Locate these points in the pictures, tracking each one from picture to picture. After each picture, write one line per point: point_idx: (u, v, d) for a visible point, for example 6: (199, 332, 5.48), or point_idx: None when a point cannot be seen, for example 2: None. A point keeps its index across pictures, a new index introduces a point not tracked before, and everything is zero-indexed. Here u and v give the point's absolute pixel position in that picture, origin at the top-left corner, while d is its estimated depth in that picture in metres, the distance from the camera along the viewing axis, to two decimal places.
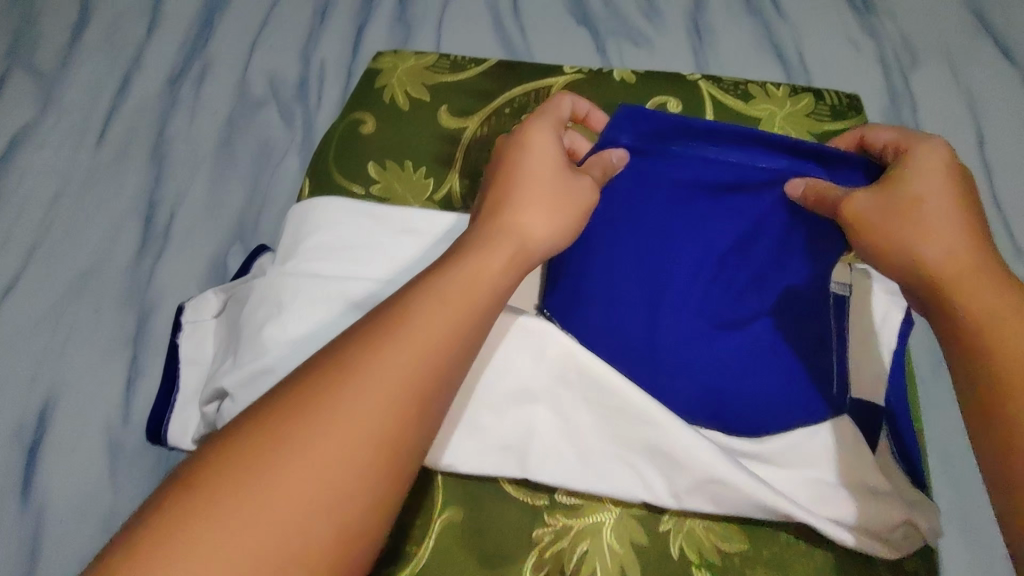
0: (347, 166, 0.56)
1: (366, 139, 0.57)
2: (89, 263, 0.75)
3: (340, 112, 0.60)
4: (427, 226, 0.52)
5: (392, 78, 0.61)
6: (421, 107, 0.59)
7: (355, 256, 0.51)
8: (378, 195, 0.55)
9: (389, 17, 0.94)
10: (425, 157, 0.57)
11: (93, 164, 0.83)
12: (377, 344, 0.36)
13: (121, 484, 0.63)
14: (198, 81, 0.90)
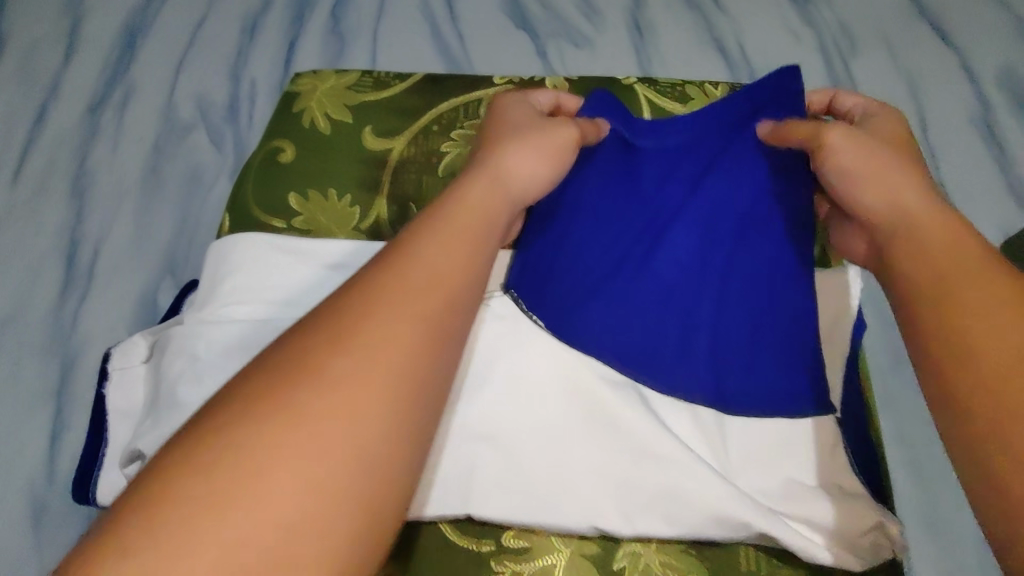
0: (266, 198, 0.53)
1: (286, 167, 0.54)
2: (7, 312, 0.70)
3: (258, 141, 0.57)
4: (356, 256, 0.49)
5: (312, 100, 0.57)
6: (343, 130, 0.56)
7: (281, 291, 0.48)
8: (300, 228, 0.52)
9: (321, 30, 0.91)
10: (350, 183, 0.53)
11: (9, 201, 0.78)
12: (387, 286, 0.34)
13: (50, 548, 0.59)
14: (121, 107, 0.85)
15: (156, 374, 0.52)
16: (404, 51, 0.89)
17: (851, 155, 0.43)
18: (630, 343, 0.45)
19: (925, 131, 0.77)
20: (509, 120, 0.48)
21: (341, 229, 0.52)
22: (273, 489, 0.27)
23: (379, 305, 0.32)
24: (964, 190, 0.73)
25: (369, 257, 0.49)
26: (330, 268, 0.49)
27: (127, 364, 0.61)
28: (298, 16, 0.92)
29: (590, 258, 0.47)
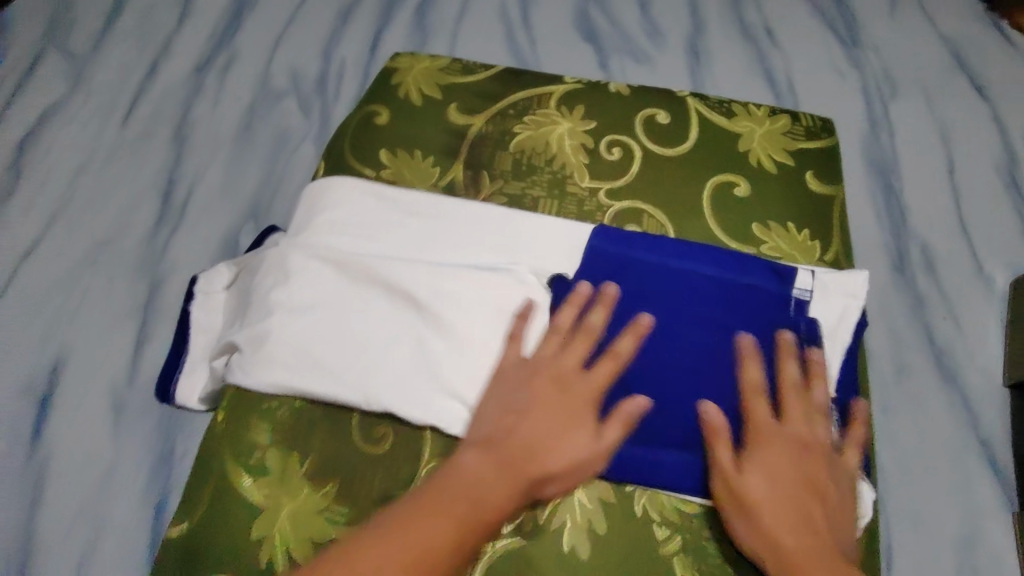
0: (361, 151, 0.62)
1: (379, 128, 0.63)
2: (108, 233, 0.79)
3: (358, 105, 0.66)
4: (431, 205, 0.57)
5: (408, 76, 0.67)
6: (432, 104, 0.65)
7: (362, 232, 0.56)
8: (388, 178, 0.60)
9: (408, 23, 1.00)
10: (433, 148, 0.62)
11: (118, 141, 0.88)
12: (446, 482, 0.45)
13: (124, 440, 0.65)
14: (224, 71, 0.95)
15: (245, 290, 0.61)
16: (481, 49, 0.98)
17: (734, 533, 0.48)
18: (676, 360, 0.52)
19: (952, 173, 0.83)
20: (559, 417, 0.48)
21: (422, 185, 0.60)
22: None
23: (427, 523, 0.42)
24: (982, 230, 0.78)
25: (442, 207, 0.57)
26: (407, 214, 0.57)
27: (214, 288, 0.69)
28: (387, 7, 1.02)
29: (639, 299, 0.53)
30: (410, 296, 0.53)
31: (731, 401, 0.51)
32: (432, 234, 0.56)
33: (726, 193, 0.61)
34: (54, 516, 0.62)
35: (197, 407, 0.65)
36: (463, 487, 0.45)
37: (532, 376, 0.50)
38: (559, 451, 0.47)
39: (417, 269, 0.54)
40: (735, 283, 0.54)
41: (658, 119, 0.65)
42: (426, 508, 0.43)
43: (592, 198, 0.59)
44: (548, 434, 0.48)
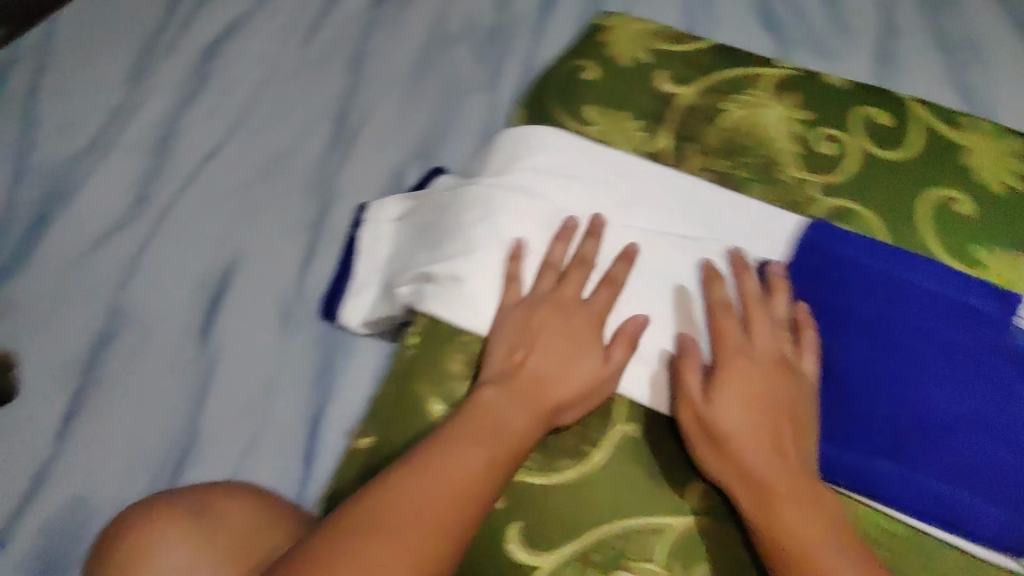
0: (566, 105, 0.62)
1: (587, 84, 0.62)
2: (283, 150, 0.82)
3: (563, 58, 0.66)
4: (635, 165, 0.56)
5: (617, 35, 0.65)
6: (641, 67, 0.63)
7: (568, 183, 0.56)
8: (594, 136, 0.60)
9: None
10: (639, 112, 0.61)
11: (299, 60, 0.91)
12: (473, 412, 0.48)
13: (289, 347, 0.69)
14: (403, 4, 0.96)
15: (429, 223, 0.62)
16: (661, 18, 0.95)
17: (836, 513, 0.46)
18: (881, 366, 0.50)
19: None
20: (574, 346, 0.50)
21: (624, 146, 0.59)
22: (393, 519, 0.40)
23: (455, 446, 0.45)
24: None
25: (646, 169, 0.56)
26: (610, 171, 0.57)
27: (380, 219, 0.70)
28: None
29: (850, 299, 0.52)
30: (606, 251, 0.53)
31: (941, 424, 0.48)
32: (638, 196, 0.55)
33: (949, 206, 0.57)
34: (220, 407, 0.66)
35: (355, 329, 0.66)
36: (491, 413, 0.47)
37: (533, 310, 0.51)
38: (533, 375, 0.49)
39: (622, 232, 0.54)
40: (953, 300, 0.52)
41: (878, 119, 0.61)
42: (453, 437, 0.46)
43: (803, 189, 0.57)
44: (513, 357, 0.50)
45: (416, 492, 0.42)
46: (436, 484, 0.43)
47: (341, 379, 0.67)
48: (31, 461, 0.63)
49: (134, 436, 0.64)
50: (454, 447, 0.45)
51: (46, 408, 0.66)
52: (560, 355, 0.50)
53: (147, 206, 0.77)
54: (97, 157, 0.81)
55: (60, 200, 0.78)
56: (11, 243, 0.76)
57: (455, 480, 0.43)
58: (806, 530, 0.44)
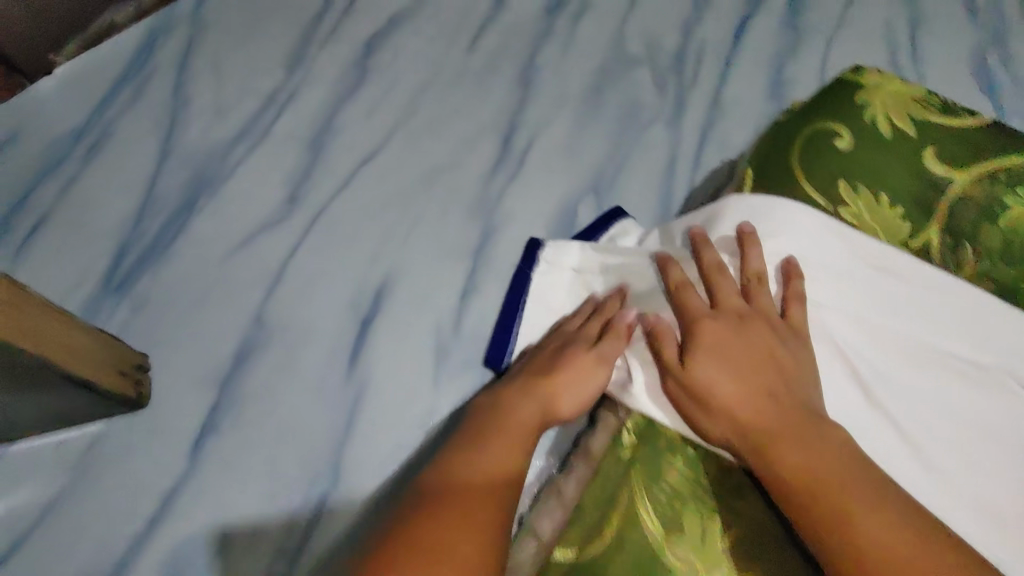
0: (814, 177, 0.54)
1: (840, 154, 0.54)
2: (444, 164, 0.77)
3: (806, 116, 0.57)
4: (898, 265, 0.51)
5: (876, 98, 0.56)
6: (904, 140, 0.54)
7: (830, 276, 0.51)
8: (849, 219, 0.53)
9: (780, 19, 0.92)
10: (903, 196, 0.53)
11: (463, 66, 0.85)
12: (489, 411, 0.52)
13: (443, 389, 0.64)
14: (576, 18, 0.90)
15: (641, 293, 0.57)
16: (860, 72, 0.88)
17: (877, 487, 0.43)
18: None
19: None
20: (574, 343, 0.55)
21: (884, 235, 0.53)
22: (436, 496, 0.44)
23: (479, 445, 0.48)
24: None
25: (911, 271, 0.51)
26: (869, 267, 0.51)
27: (564, 267, 0.62)
28: None
29: None
30: (866, 366, 0.49)
31: None
32: (905, 301, 0.51)
33: None
34: (366, 447, 0.61)
35: None
36: (514, 411, 0.51)
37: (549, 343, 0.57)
38: (547, 371, 0.54)
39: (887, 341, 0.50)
40: None
41: None
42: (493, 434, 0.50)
43: None
44: (538, 364, 0.55)
45: (454, 475, 0.46)
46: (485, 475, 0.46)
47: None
48: (163, 478, 0.59)
49: (272, 464, 0.60)
50: (478, 442, 0.49)
51: (182, 419, 0.61)
52: (581, 375, 0.53)
53: (299, 207, 0.73)
54: (248, 149, 0.77)
55: (208, 189, 0.74)
56: (155, 227, 0.72)
57: (494, 470, 0.47)
58: (885, 536, 0.40)
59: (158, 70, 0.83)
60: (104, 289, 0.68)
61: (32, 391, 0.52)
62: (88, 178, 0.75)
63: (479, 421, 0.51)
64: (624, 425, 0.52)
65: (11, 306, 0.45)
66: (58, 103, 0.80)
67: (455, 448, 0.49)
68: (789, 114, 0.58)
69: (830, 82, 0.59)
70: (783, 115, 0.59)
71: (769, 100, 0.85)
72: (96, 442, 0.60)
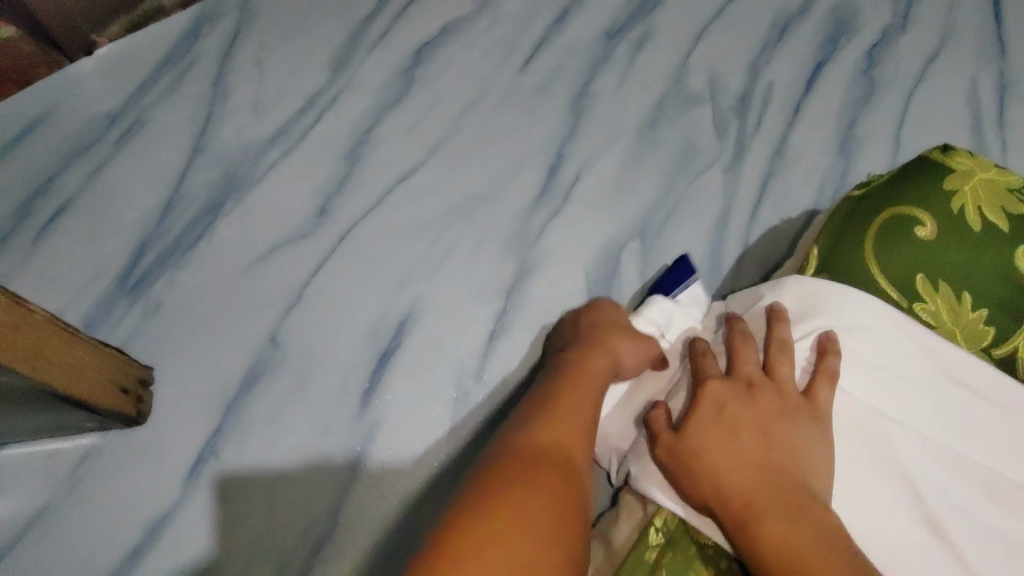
0: (890, 270, 0.49)
1: (921, 246, 0.49)
2: (484, 191, 0.73)
3: (886, 197, 0.52)
4: (983, 385, 0.47)
5: (967, 185, 0.51)
6: (996, 235, 0.49)
7: (896, 384, 0.47)
8: (926, 321, 0.49)
9: (855, 69, 0.86)
10: (990, 300, 0.49)
11: (514, 85, 0.81)
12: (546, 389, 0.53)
13: (457, 439, 0.61)
14: (637, 46, 0.85)
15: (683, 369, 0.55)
16: (936, 134, 0.83)
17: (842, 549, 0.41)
18: None
19: None
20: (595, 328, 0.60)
21: (964, 340, 0.49)
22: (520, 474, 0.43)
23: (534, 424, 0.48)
24: None
25: (995, 393, 0.47)
26: (953, 383, 0.47)
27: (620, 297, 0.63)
28: (833, 40, 0.88)
29: None
30: (943, 500, 0.44)
31: None
32: (976, 424, 0.47)
33: None
34: (370, 495, 0.58)
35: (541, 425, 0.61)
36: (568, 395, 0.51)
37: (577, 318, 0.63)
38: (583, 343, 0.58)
39: (954, 466, 0.45)
40: None
41: None
42: (570, 379, 0.53)
43: None
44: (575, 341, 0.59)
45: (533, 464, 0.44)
46: (572, 418, 0.48)
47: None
48: (158, 501, 0.57)
49: (274, 498, 0.58)
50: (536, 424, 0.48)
51: (185, 439, 0.59)
52: (641, 347, 0.56)
53: (328, 222, 0.70)
54: (282, 152, 0.74)
55: (235, 192, 0.71)
56: (178, 227, 0.69)
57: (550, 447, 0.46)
58: None
59: (199, 60, 0.80)
60: (119, 289, 0.66)
61: (29, 405, 0.50)
62: (116, 167, 0.72)
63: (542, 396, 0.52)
64: (651, 521, 0.49)
65: (13, 325, 0.43)
66: (96, 86, 0.77)
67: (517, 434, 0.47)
68: (867, 192, 0.53)
69: (915, 160, 0.54)
70: (859, 191, 0.54)
71: (835, 154, 0.80)
72: (96, 454, 0.58)
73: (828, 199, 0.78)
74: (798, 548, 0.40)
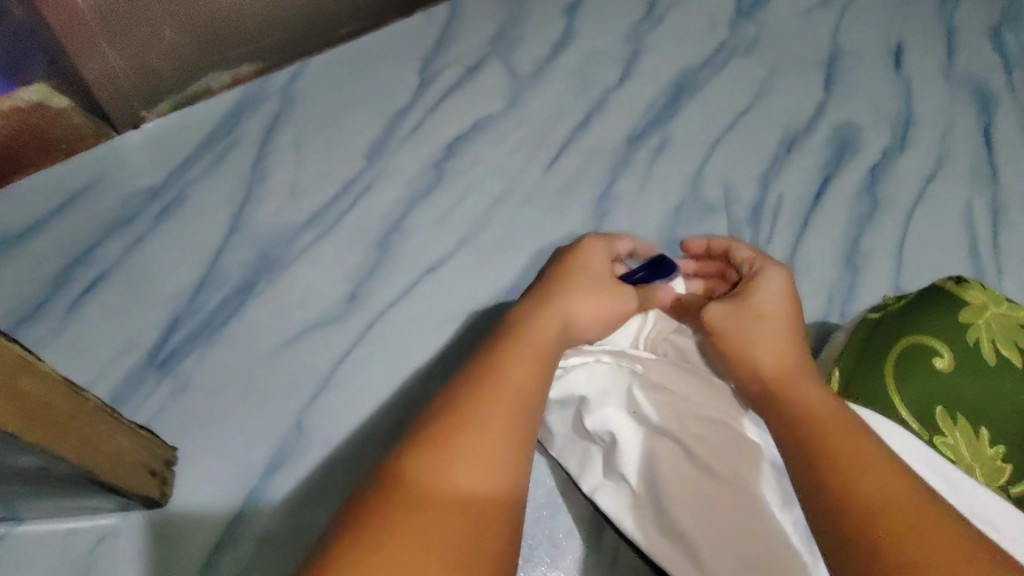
0: (912, 401, 0.59)
1: (939, 378, 0.59)
2: (508, 285, 0.77)
3: (910, 326, 0.61)
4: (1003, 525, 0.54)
5: (981, 322, 0.60)
6: (1010, 371, 0.58)
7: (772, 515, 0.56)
8: (946, 451, 0.57)
9: (859, 185, 0.92)
10: (1005, 434, 0.57)
11: (540, 183, 0.85)
12: (500, 355, 0.53)
13: None
14: (655, 153, 0.90)
15: (713, 455, 0.58)
16: (937, 252, 0.88)
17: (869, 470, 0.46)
18: None
19: None
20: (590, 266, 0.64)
21: (983, 473, 0.57)
22: (455, 472, 0.44)
23: (485, 400, 0.49)
24: None
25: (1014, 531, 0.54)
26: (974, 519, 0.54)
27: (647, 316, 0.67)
28: (837, 158, 0.94)
29: None
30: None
31: None
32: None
33: None
34: None
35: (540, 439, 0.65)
36: (508, 381, 0.51)
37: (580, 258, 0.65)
38: (586, 277, 0.63)
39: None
40: None
41: None
42: (501, 354, 0.53)
43: None
44: (583, 282, 0.62)
45: (462, 471, 0.44)
46: (497, 412, 0.48)
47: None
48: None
49: None
50: (481, 416, 0.47)
51: (207, 518, 0.60)
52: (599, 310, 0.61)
53: (357, 308, 0.72)
54: (316, 236, 0.77)
55: (269, 273, 0.73)
56: (211, 305, 0.70)
57: (486, 465, 0.45)
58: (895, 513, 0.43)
59: (241, 141, 0.83)
60: (149, 363, 0.66)
61: (53, 487, 0.50)
62: (153, 240, 0.74)
63: (493, 366, 0.52)
64: None
65: (70, 413, 0.45)
66: (139, 159, 0.80)
67: (452, 413, 0.47)
68: (886, 318, 0.63)
69: (931, 290, 0.64)
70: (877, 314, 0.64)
71: (840, 269, 0.85)
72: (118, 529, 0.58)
73: (837, 310, 0.82)
74: (884, 498, 0.44)
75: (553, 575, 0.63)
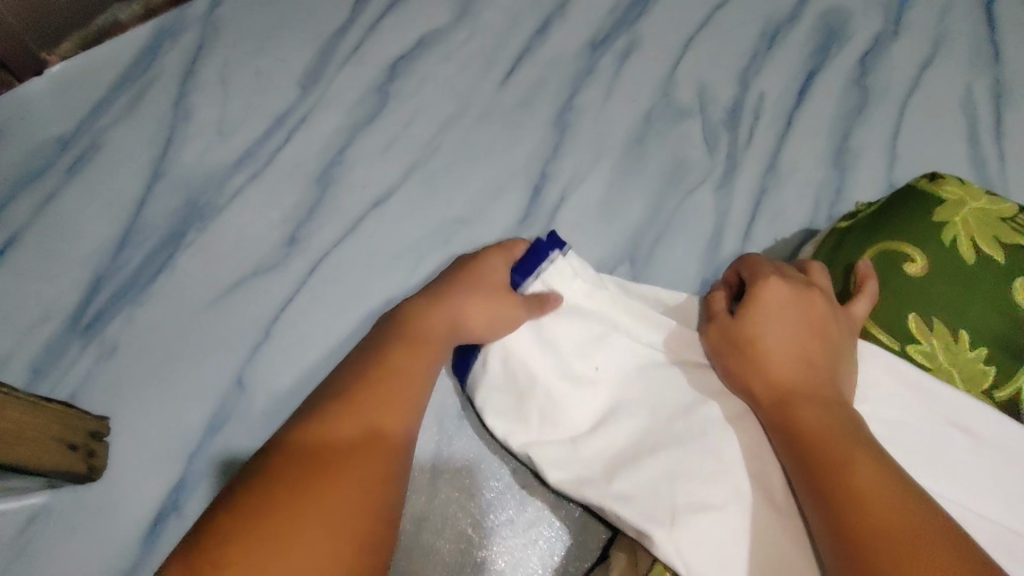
0: (880, 313, 0.55)
1: (910, 283, 0.54)
2: (462, 215, 0.70)
3: (879, 232, 0.57)
4: (991, 432, 0.51)
5: (959, 216, 0.55)
6: (989, 268, 0.53)
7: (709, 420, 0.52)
8: (920, 359, 0.54)
9: (848, 76, 0.83)
10: (986, 335, 0.52)
11: (494, 101, 0.77)
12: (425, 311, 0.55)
13: (439, 488, 0.60)
14: (621, 57, 0.81)
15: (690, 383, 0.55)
16: (934, 143, 0.80)
17: (865, 464, 0.44)
18: None
19: None
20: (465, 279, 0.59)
21: (963, 379, 0.53)
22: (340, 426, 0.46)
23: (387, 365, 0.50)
24: None
25: (1000, 439, 0.51)
26: (957, 429, 0.52)
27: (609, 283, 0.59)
28: (824, 49, 0.85)
29: None
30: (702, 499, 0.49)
31: None
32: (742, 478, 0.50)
33: None
34: None
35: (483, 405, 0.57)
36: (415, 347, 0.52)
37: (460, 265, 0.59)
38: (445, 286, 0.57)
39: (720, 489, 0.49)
40: None
41: None
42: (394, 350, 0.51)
43: None
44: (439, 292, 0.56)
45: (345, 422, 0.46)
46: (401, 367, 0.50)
47: (504, 531, 0.59)
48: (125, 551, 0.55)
49: None
50: (383, 375, 0.49)
51: (153, 478, 0.57)
52: (492, 311, 0.54)
53: (298, 252, 0.66)
54: (246, 178, 0.69)
55: (198, 221, 0.67)
56: (136, 261, 0.65)
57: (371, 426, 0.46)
58: (897, 515, 0.41)
59: (160, 78, 0.73)
60: (72, 328, 0.61)
61: None
62: (67, 196, 0.67)
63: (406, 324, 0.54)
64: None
65: None
66: (46, 108, 0.71)
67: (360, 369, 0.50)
68: (856, 227, 0.59)
69: (905, 188, 0.58)
70: (847, 223, 0.60)
71: (828, 169, 0.78)
72: (61, 496, 0.56)
73: (825, 213, 0.76)
74: (876, 496, 0.42)
75: (523, 516, 0.60)
